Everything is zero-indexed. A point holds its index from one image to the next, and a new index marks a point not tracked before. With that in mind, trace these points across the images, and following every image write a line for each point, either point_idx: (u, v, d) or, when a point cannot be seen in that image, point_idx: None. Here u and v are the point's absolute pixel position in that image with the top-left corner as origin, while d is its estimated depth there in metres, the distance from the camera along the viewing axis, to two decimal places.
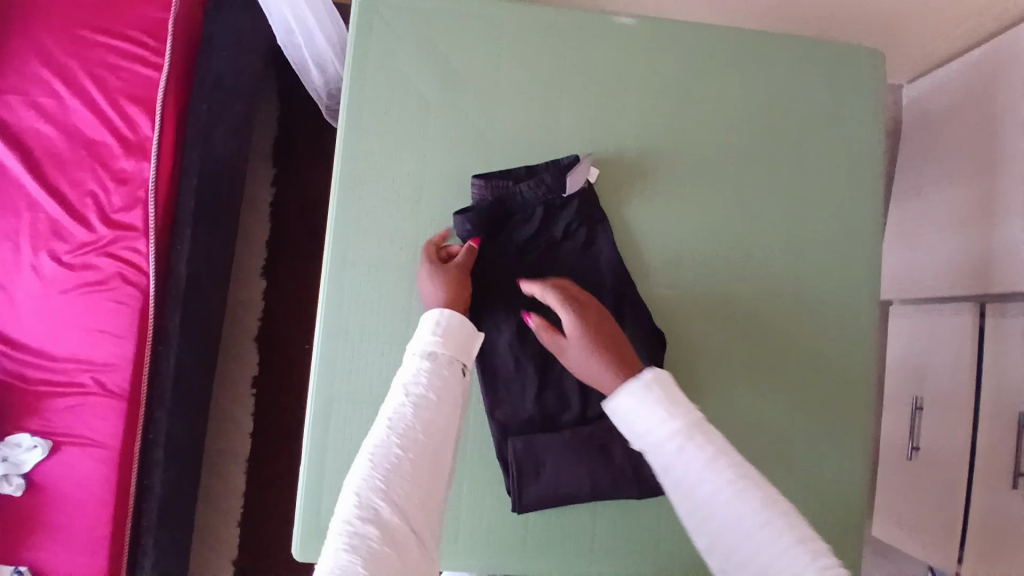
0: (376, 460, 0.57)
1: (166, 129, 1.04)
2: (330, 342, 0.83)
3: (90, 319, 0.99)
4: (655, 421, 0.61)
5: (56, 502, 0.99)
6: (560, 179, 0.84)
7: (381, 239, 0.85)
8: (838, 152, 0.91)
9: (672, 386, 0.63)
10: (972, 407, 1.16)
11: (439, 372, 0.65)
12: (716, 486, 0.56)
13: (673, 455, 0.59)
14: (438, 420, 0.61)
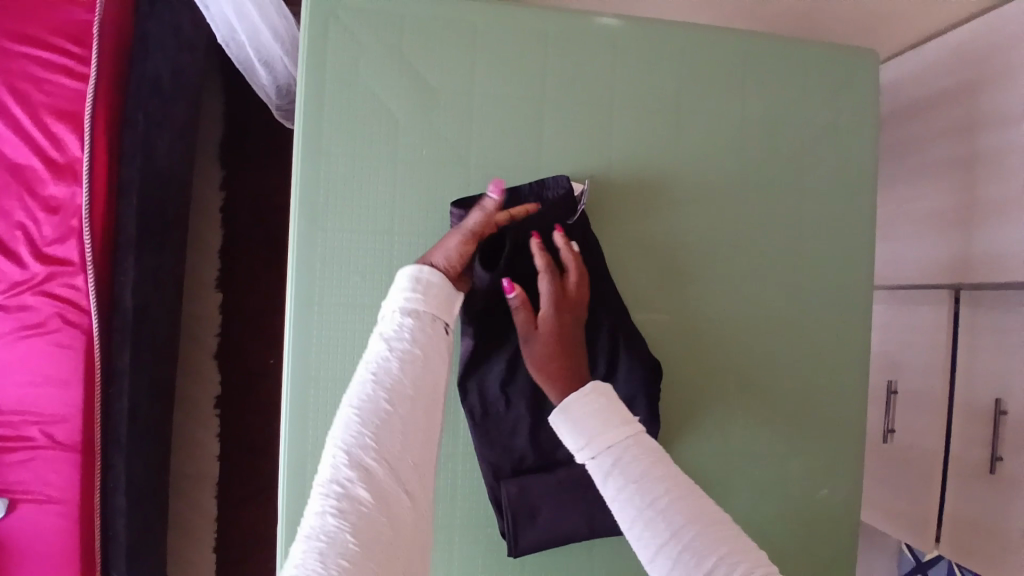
0: (357, 419, 0.54)
1: (97, 147, 0.92)
2: (300, 394, 0.75)
3: (32, 367, 0.90)
4: (593, 432, 0.60)
5: (15, 563, 0.92)
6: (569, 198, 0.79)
7: (351, 276, 0.76)
8: (831, 159, 0.87)
9: (614, 399, 0.63)
10: (946, 394, 1.18)
11: (419, 327, 0.60)
12: (648, 493, 0.55)
13: (610, 468, 0.57)
14: (420, 373, 0.57)
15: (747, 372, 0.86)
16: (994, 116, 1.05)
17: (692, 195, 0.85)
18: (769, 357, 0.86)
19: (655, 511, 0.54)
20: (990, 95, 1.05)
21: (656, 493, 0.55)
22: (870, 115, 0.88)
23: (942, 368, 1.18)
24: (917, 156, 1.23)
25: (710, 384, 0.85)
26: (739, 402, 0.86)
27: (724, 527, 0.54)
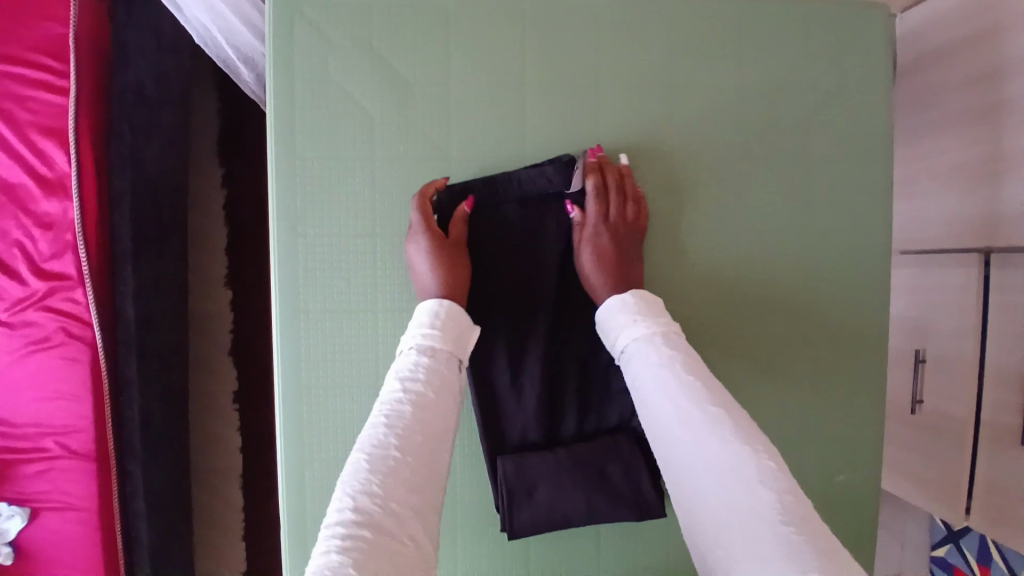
0: (371, 458, 0.52)
1: (84, 161, 0.92)
2: (294, 404, 0.75)
3: (40, 381, 0.92)
4: (623, 324, 0.64)
5: (44, 566, 0.96)
6: (563, 170, 0.75)
7: (335, 279, 0.75)
8: (841, 127, 0.80)
9: (652, 302, 0.66)
10: (978, 361, 1.12)
11: (436, 370, 0.60)
12: (664, 381, 0.56)
13: (637, 360, 0.60)
14: (436, 417, 0.57)
15: (758, 363, 0.80)
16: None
17: (689, 173, 0.79)
18: (777, 345, 0.81)
19: (668, 398, 0.55)
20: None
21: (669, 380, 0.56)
22: (885, 74, 0.81)
23: (974, 329, 1.12)
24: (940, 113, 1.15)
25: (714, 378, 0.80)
26: (750, 395, 0.80)
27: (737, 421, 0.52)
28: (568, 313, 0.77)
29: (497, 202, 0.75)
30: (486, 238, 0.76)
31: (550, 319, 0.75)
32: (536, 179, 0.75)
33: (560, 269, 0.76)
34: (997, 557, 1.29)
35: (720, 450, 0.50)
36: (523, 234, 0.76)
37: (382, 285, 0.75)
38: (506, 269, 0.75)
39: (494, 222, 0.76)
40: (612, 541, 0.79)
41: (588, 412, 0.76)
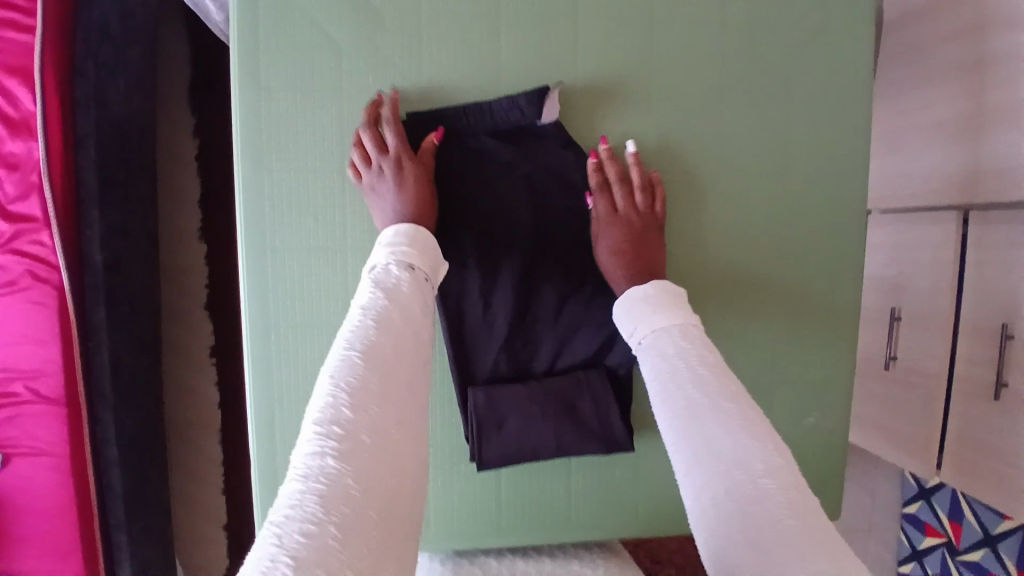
0: (358, 357, 0.51)
1: (48, 98, 0.89)
2: (263, 340, 0.74)
3: (5, 325, 0.90)
4: (640, 313, 0.64)
5: (14, 512, 0.95)
6: (537, 102, 0.73)
7: (304, 213, 0.73)
8: (821, 67, 0.79)
9: (672, 292, 0.66)
10: (953, 314, 1.15)
11: (412, 284, 0.61)
12: (674, 367, 0.56)
13: (652, 348, 0.60)
14: (414, 321, 0.57)
15: (729, 307, 0.80)
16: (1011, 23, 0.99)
17: (666, 113, 0.77)
18: (748, 289, 0.80)
19: (675, 385, 0.55)
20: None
21: (680, 369, 0.56)
22: (868, 12, 0.79)
23: (949, 286, 1.15)
24: None
25: None
26: (719, 338, 0.80)
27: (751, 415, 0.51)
28: (542, 250, 0.76)
29: (466, 130, 0.75)
30: (455, 165, 0.75)
31: (521, 255, 0.75)
32: (507, 111, 0.74)
33: (533, 205, 0.76)
34: (968, 513, 1.36)
35: (727, 439, 0.50)
36: (495, 165, 0.76)
37: (351, 220, 0.73)
38: (478, 200, 0.75)
39: (462, 151, 0.76)
40: (581, 486, 0.78)
41: (560, 348, 0.76)
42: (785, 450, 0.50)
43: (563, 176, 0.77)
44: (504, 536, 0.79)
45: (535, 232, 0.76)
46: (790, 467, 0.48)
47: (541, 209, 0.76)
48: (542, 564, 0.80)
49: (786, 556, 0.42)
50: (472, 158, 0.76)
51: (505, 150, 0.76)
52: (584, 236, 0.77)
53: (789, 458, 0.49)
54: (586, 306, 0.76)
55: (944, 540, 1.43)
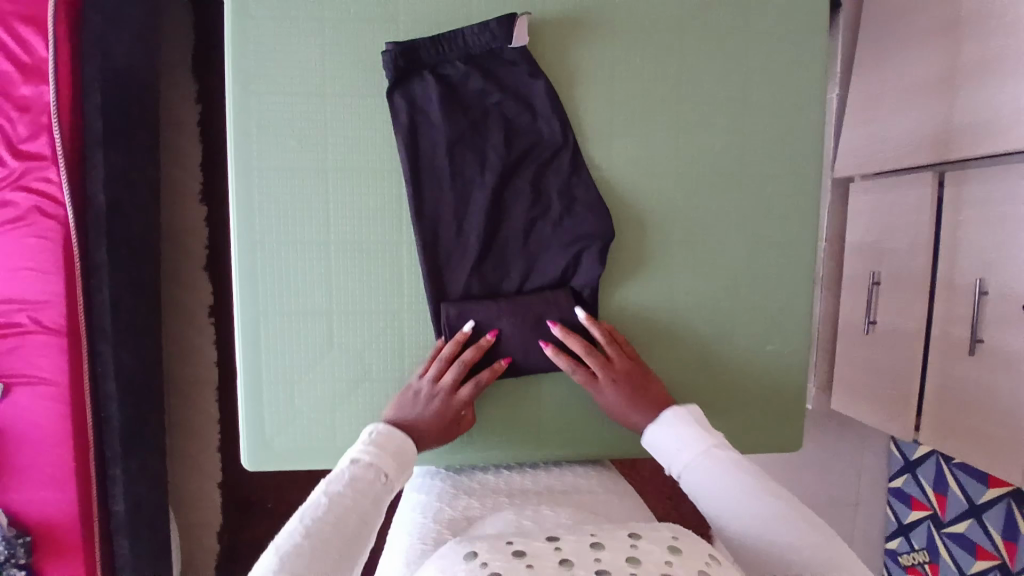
0: (311, 539, 0.56)
1: (60, 46, 0.95)
2: (249, 258, 0.79)
3: (12, 257, 0.96)
4: (676, 447, 0.69)
5: (14, 442, 0.99)
6: (506, 25, 0.77)
7: (287, 137, 0.78)
8: (778, 9, 0.82)
9: (701, 417, 0.71)
10: (928, 276, 1.15)
11: (382, 481, 0.64)
12: (729, 492, 0.61)
13: (698, 473, 0.65)
14: (369, 512, 0.62)
15: (694, 239, 0.83)
16: None
17: (631, 52, 0.81)
18: (713, 219, 0.83)
19: (730, 513, 0.60)
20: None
21: (734, 486, 0.61)
22: None
23: (926, 245, 1.15)
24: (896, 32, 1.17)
25: (650, 250, 0.83)
26: (686, 268, 0.83)
27: (815, 525, 0.57)
28: (512, 172, 0.80)
29: (441, 61, 0.79)
30: (435, 95, 0.78)
31: (493, 175, 0.79)
32: (479, 36, 0.78)
33: (505, 129, 0.80)
34: (952, 482, 1.30)
35: (787, 536, 0.57)
36: (470, 91, 0.79)
37: (333, 144, 0.78)
38: (452, 127, 0.79)
39: (439, 81, 0.79)
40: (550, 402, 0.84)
41: (530, 267, 0.81)
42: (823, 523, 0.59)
43: (532, 104, 0.80)
44: (477, 452, 0.84)
45: (507, 155, 0.79)
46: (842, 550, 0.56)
47: (513, 136, 0.80)
48: (538, 475, 0.84)
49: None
50: (449, 88, 0.79)
51: (476, 79, 0.79)
52: (552, 161, 0.81)
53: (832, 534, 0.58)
54: (553, 225, 0.81)
55: (930, 511, 1.37)
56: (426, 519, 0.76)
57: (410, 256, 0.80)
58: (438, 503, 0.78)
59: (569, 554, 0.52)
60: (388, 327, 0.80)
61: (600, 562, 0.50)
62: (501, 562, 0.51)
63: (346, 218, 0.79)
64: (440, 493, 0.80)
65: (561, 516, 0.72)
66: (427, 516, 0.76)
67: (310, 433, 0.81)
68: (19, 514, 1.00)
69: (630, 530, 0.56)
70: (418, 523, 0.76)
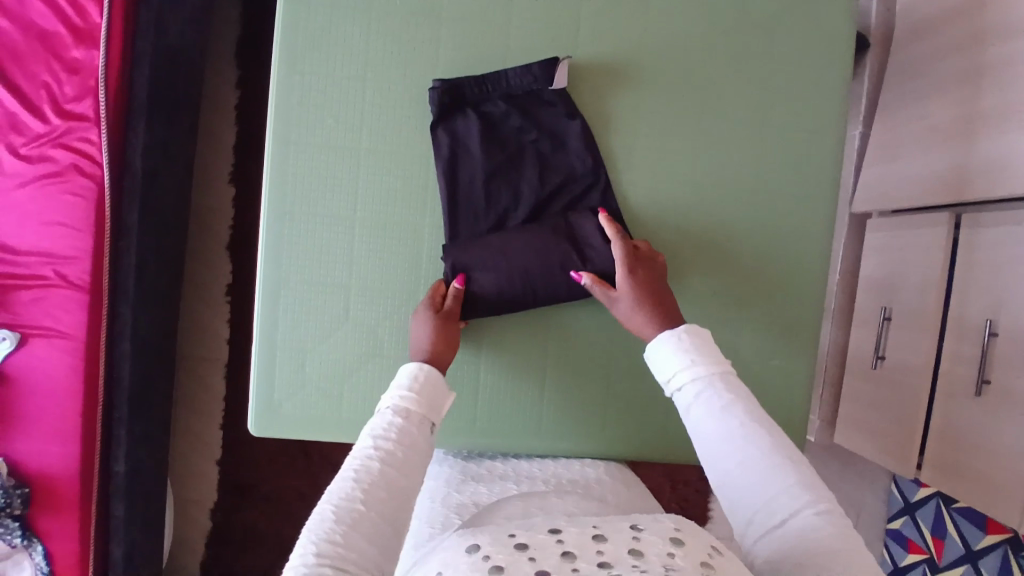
0: (337, 510, 0.54)
1: (114, 15, 1.00)
2: (283, 261, 0.81)
3: (46, 211, 0.99)
4: (678, 364, 0.64)
5: (24, 392, 1.01)
6: (548, 69, 0.81)
7: (329, 146, 0.81)
8: (810, 35, 0.84)
9: (705, 338, 0.66)
10: (940, 315, 1.14)
11: (408, 424, 0.62)
12: (725, 426, 0.58)
13: (695, 400, 0.62)
14: (403, 460, 0.59)
15: (708, 250, 0.85)
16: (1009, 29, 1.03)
17: (662, 63, 0.83)
18: (729, 231, 0.85)
19: (726, 451, 0.57)
20: (1010, 6, 1.02)
21: (733, 428, 0.58)
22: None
23: (939, 286, 1.14)
24: (926, 76, 1.19)
25: (664, 256, 0.84)
26: (698, 276, 0.85)
27: (810, 482, 0.55)
28: (543, 207, 0.83)
29: (483, 99, 0.82)
30: (476, 133, 0.81)
31: (526, 208, 0.82)
32: (522, 77, 0.81)
33: (540, 165, 0.83)
34: (951, 527, 1.28)
35: (781, 491, 0.54)
36: (509, 128, 0.83)
37: (372, 155, 0.81)
38: (491, 160, 0.82)
39: (481, 119, 0.82)
40: (555, 396, 0.86)
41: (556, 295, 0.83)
42: (822, 483, 0.55)
43: (567, 143, 0.83)
44: (474, 437, 0.85)
45: (541, 189, 0.82)
46: (838, 514, 0.53)
47: (548, 172, 0.83)
48: (545, 463, 0.87)
49: (828, 545, 0.50)
50: (489, 122, 0.82)
51: (516, 116, 0.82)
52: (583, 196, 0.83)
53: (831, 500, 0.54)
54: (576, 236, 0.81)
55: (927, 556, 1.34)
56: (436, 504, 0.77)
57: (431, 245, 0.82)
58: (448, 489, 0.80)
59: (571, 546, 0.50)
60: (403, 306, 0.82)
61: (603, 555, 0.48)
62: (503, 555, 0.49)
63: (378, 228, 0.82)
64: (450, 479, 0.82)
65: (568, 504, 0.74)
66: (437, 501, 0.78)
67: (316, 402, 0.83)
68: (20, 463, 1.02)
69: (632, 522, 0.54)
70: (428, 507, 0.77)
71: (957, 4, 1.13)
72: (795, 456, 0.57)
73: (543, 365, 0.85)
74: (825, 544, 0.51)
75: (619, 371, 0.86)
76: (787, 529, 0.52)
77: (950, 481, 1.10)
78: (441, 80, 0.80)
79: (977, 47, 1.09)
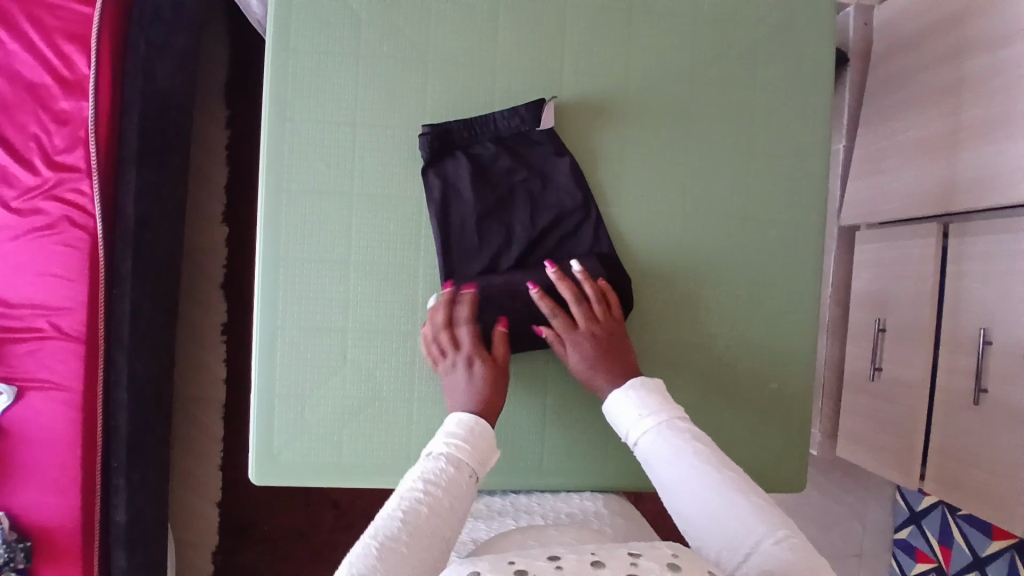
0: (380, 548, 0.56)
1: (103, 65, 1.00)
2: (278, 309, 0.81)
3: (40, 263, 0.99)
4: (634, 418, 0.71)
5: (22, 446, 1.01)
6: (535, 110, 0.82)
7: (321, 192, 0.81)
8: (788, 64, 0.86)
9: (660, 391, 0.73)
10: (933, 326, 1.16)
11: (456, 473, 0.65)
12: (684, 468, 0.64)
13: (653, 447, 0.68)
14: (447, 507, 0.62)
15: (700, 277, 0.85)
16: (984, 44, 1.05)
17: (647, 96, 0.84)
18: (720, 256, 0.85)
19: (687, 490, 0.63)
20: (984, 22, 1.04)
21: (690, 468, 0.64)
22: (831, 17, 0.86)
23: (931, 296, 1.16)
24: (906, 90, 1.21)
25: (657, 284, 0.85)
26: (692, 302, 0.85)
27: (772, 512, 0.59)
28: (535, 245, 0.84)
29: (472, 141, 0.83)
30: (467, 175, 0.82)
31: (519, 247, 0.83)
32: (509, 120, 0.82)
33: (530, 204, 0.83)
34: (956, 535, 1.28)
35: (742, 523, 0.59)
36: (499, 169, 0.83)
37: (363, 198, 0.82)
38: (482, 201, 0.82)
39: (471, 161, 0.83)
40: (555, 429, 0.85)
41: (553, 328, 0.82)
42: (785, 520, 0.60)
43: (557, 182, 0.83)
44: None
45: (533, 227, 0.83)
46: (801, 541, 0.57)
47: (540, 209, 0.83)
48: (544, 498, 0.86)
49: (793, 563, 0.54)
50: (478, 164, 0.83)
51: (505, 157, 0.83)
52: (575, 232, 0.84)
53: (795, 532, 0.58)
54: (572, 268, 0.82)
55: (935, 565, 1.34)
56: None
57: (426, 286, 0.83)
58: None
59: (571, 572, 0.49)
60: (399, 348, 0.82)
61: None
62: None
63: (373, 271, 0.82)
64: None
65: (566, 536, 0.72)
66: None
67: (316, 447, 0.82)
68: (19, 518, 1.01)
69: (629, 548, 0.53)
70: None
71: (932, 20, 1.15)
72: (751, 491, 0.62)
73: (542, 399, 0.85)
74: (785, 563, 0.54)
75: None
76: (752, 556, 0.56)
77: (954, 490, 1.10)
78: (429, 124, 0.81)
79: (954, 62, 1.11)
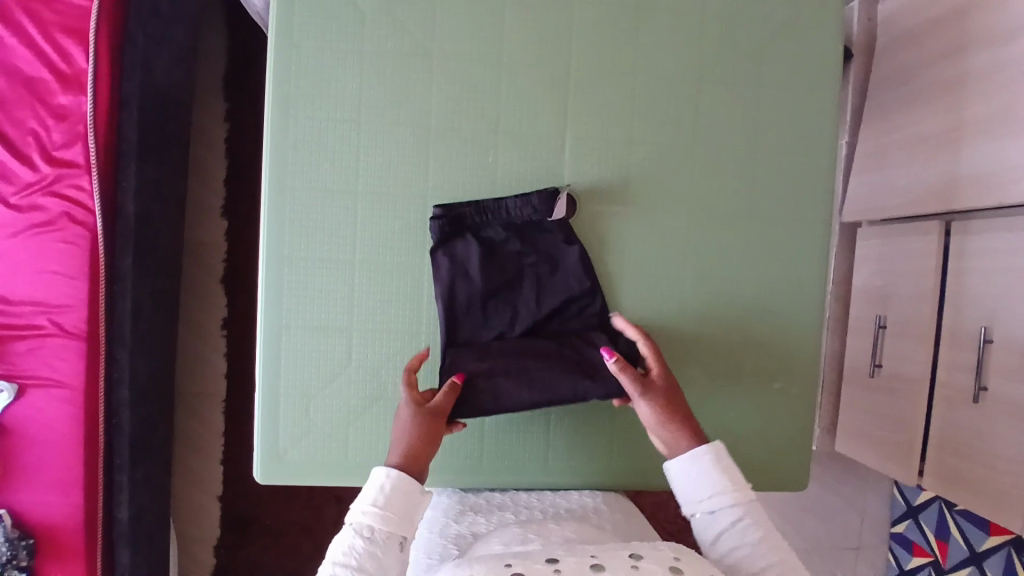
0: None
1: (101, 60, 0.99)
2: (284, 308, 0.81)
3: (39, 260, 0.99)
4: (711, 491, 0.67)
5: (23, 443, 1.00)
6: (548, 200, 0.82)
7: (325, 191, 0.81)
8: (794, 63, 0.85)
9: (728, 461, 0.69)
10: (934, 323, 1.16)
11: (374, 553, 0.63)
12: (762, 559, 0.62)
13: (728, 528, 0.65)
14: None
15: (704, 278, 0.85)
16: (989, 41, 1.05)
17: (653, 95, 0.84)
18: (726, 255, 0.85)
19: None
20: (990, 19, 1.04)
21: (770, 560, 0.62)
22: (838, 14, 0.85)
23: (932, 294, 1.16)
24: (909, 87, 1.20)
25: (662, 283, 0.85)
26: (697, 301, 0.85)
27: None
28: (539, 326, 0.83)
29: (483, 225, 0.82)
30: (476, 259, 0.81)
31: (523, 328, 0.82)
32: (521, 207, 0.82)
33: (537, 288, 0.83)
34: (953, 529, 1.29)
35: None
36: (509, 253, 0.83)
37: (367, 199, 0.81)
38: (489, 283, 0.82)
39: (481, 244, 0.82)
40: (559, 428, 0.86)
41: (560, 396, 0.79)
42: None
43: (565, 268, 0.83)
44: (481, 474, 0.85)
45: (539, 309, 0.83)
46: None
47: (546, 293, 0.83)
48: (543, 495, 0.86)
49: None
50: (488, 248, 0.82)
51: (515, 242, 0.83)
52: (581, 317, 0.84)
53: None
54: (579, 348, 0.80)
55: (932, 558, 1.35)
56: (433, 536, 0.77)
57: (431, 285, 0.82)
58: (445, 519, 0.80)
59: None
60: (405, 348, 0.82)
61: None
62: None
63: (377, 270, 0.81)
64: (447, 510, 0.82)
65: (567, 532, 0.72)
66: (435, 533, 0.77)
67: (322, 446, 0.83)
68: (22, 515, 1.01)
69: (630, 550, 0.54)
70: (426, 539, 0.77)
71: (938, 16, 1.14)
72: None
73: None
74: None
75: (620, 400, 0.86)
76: None
77: (952, 487, 1.11)
78: (438, 206, 0.81)
79: (958, 59, 1.11)
